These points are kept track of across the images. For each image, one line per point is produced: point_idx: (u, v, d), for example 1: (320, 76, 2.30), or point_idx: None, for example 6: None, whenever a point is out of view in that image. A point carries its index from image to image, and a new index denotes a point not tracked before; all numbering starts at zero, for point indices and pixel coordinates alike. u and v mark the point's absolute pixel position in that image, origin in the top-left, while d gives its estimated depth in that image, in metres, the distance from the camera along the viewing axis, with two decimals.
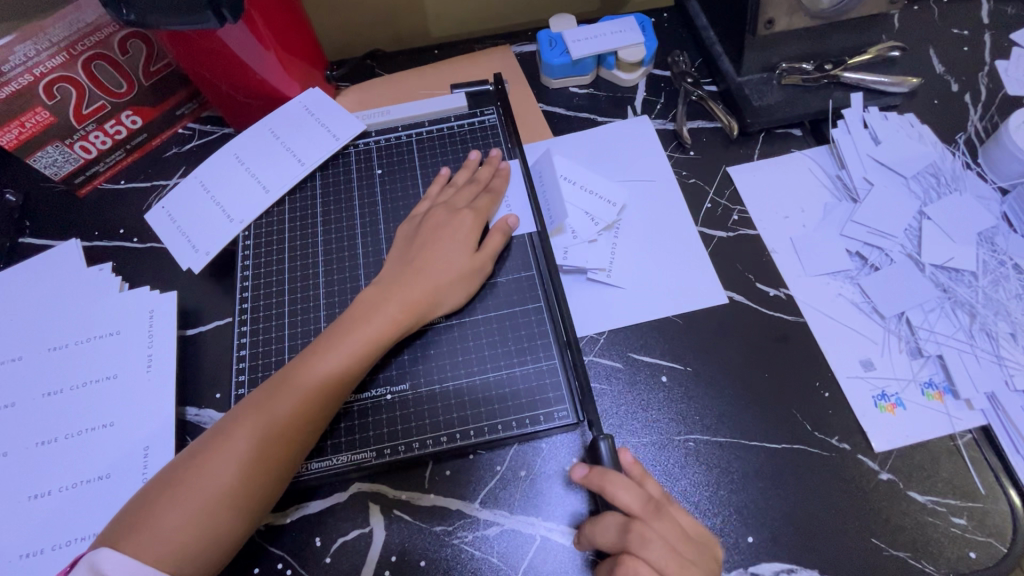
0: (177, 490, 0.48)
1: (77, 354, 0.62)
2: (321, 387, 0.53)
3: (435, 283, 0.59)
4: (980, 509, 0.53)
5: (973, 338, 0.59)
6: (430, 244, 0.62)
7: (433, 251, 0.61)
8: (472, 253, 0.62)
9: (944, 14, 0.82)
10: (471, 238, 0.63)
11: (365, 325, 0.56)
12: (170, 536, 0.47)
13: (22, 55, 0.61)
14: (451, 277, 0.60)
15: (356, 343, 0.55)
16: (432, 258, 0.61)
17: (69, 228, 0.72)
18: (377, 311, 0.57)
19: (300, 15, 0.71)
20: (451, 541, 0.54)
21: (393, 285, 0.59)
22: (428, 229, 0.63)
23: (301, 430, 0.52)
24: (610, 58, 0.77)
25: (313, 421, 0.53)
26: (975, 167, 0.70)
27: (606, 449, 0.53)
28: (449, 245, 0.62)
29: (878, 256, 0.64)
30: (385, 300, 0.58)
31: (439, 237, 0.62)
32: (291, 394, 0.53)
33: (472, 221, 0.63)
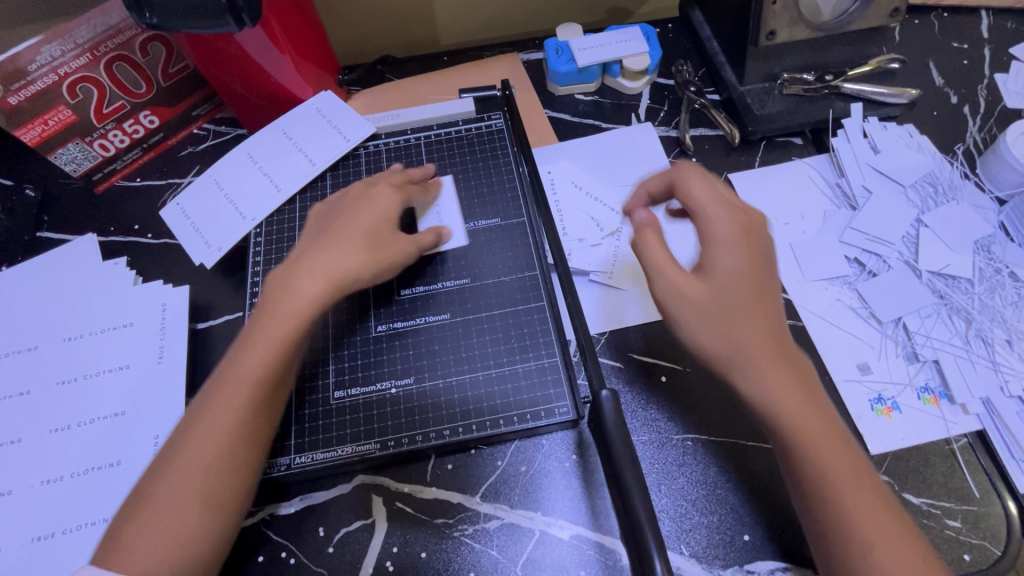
0: (145, 509, 0.45)
1: (91, 345, 0.64)
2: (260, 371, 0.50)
3: (354, 256, 0.55)
4: (975, 512, 0.53)
5: (968, 343, 0.60)
6: (346, 219, 0.58)
7: (350, 224, 0.57)
8: (390, 226, 0.59)
9: (944, 29, 0.84)
10: (390, 213, 0.60)
11: (283, 306, 0.52)
12: (150, 563, 0.43)
13: (48, 55, 0.63)
14: (371, 250, 0.56)
15: (280, 326, 0.51)
16: (348, 231, 0.57)
17: (85, 223, 0.74)
18: (291, 287, 0.53)
19: (315, 21, 0.73)
20: (452, 533, 0.55)
21: (302, 260, 0.55)
22: (343, 209, 0.60)
23: (253, 427, 0.49)
24: (616, 67, 0.79)
25: (262, 415, 0.50)
26: (974, 177, 0.71)
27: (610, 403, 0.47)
28: (364, 219, 0.58)
29: (876, 262, 0.65)
30: (300, 276, 0.53)
31: (356, 212, 0.59)
32: (229, 395, 0.49)
33: (391, 195, 0.61)
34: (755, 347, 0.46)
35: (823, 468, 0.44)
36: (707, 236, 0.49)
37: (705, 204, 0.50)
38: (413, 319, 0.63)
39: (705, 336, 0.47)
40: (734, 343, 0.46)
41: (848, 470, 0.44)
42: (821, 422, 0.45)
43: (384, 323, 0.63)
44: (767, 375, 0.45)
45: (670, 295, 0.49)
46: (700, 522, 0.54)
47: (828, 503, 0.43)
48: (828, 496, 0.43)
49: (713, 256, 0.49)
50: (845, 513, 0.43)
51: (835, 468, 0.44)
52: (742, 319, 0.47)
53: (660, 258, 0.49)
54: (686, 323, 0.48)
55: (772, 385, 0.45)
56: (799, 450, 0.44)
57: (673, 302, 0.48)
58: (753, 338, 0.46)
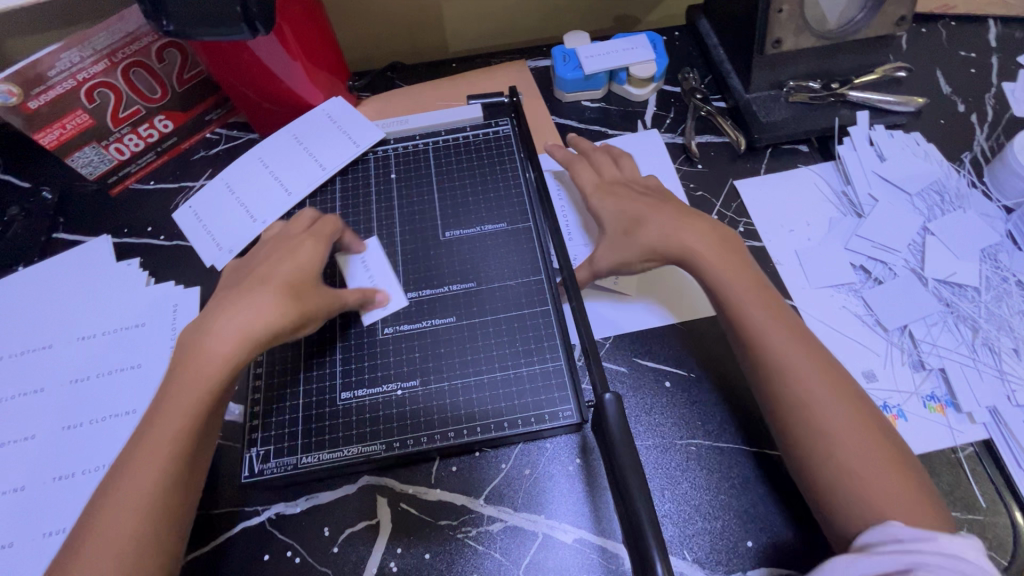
0: None
1: (104, 344, 0.65)
2: (171, 444, 0.49)
3: (264, 316, 0.53)
4: (981, 522, 0.53)
5: (975, 352, 0.60)
6: (262, 277, 0.56)
7: (266, 282, 0.55)
8: (310, 280, 0.57)
9: (951, 37, 0.84)
10: (313, 266, 0.59)
11: (194, 371, 0.51)
12: None
13: (67, 62, 0.65)
14: (286, 307, 0.54)
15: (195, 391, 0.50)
16: (265, 287, 0.55)
17: (100, 225, 0.76)
18: (204, 351, 0.51)
19: (327, 28, 0.75)
20: (456, 535, 0.55)
21: (213, 322, 0.53)
22: (261, 267, 0.57)
23: (171, 500, 0.48)
24: (622, 74, 0.80)
25: (178, 489, 0.49)
26: (981, 185, 0.71)
27: (613, 405, 0.47)
28: (282, 274, 0.56)
29: (882, 269, 0.65)
30: (211, 338, 0.51)
31: (275, 267, 0.57)
32: (145, 463, 0.48)
33: (313, 248, 0.60)
34: (768, 308, 0.57)
35: (817, 396, 0.51)
36: (620, 214, 0.65)
37: (603, 203, 0.66)
38: (420, 322, 0.64)
39: (726, 289, 0.58)
40: (743, 296, 0.57)
41: (843, 401, 0.51)
42: (826, 365, 0.53)
43: (391, 326, 0.64)
44: (771, 322, 0.55)
45: (689, 251, 0.60)
46: (704, 527, 0.54)
47: (820, 430, 0.50)
48: (819, 424, 0.50)
49: (614, 230, 0.64)
50: (834, 438, 0.50)
51: (830, 401, 0.51)
52: (754, 283, 0.58)
53: (681, 224, 0.62)
54: (715, 278, 0.59)
55: (776, 330, 0.55)
56: (799, 380, 0.52)
57: (693, 258, 0.60)
58: (760, 298, 0.57)
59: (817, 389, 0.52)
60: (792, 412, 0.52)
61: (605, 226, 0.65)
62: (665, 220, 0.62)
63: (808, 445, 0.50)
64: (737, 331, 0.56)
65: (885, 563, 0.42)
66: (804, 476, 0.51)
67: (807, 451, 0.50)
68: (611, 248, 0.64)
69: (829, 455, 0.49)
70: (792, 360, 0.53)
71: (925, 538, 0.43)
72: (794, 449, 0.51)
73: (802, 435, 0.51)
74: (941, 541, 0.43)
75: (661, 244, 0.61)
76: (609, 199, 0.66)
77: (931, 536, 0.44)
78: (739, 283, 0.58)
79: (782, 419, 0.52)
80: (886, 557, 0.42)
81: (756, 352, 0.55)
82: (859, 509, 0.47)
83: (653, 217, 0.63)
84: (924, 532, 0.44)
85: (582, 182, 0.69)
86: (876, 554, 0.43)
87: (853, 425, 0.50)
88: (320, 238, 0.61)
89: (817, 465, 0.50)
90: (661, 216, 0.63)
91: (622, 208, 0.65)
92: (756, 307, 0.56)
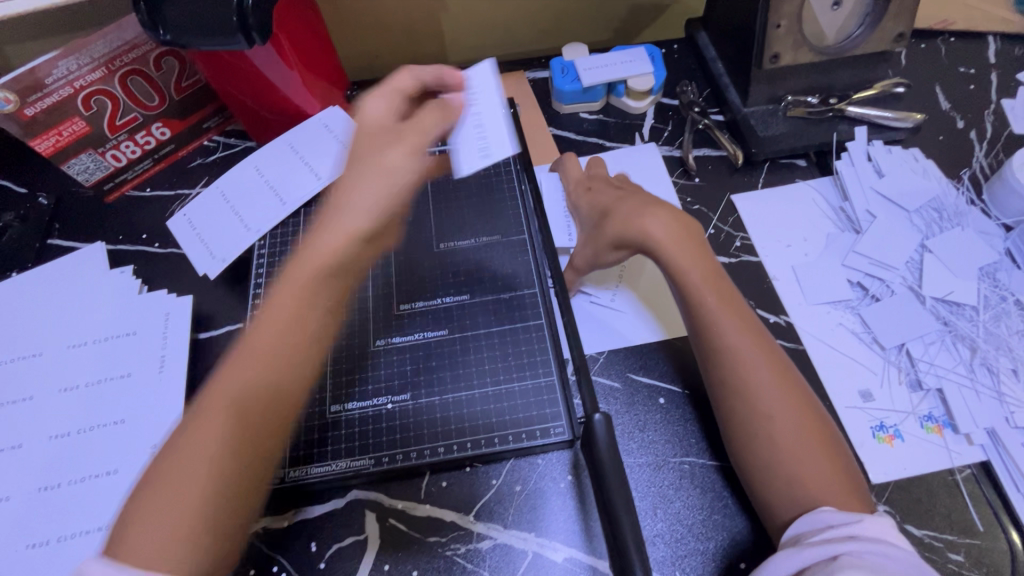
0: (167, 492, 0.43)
1: (94, 352, 0.65)
2: (233, 402, 0.45)
3: (292, 337, 0.48)
4: (979, 547, 0.52)
5: (973, 372, 0.59)
6: (346, 163, 0.53)
7: (359, 174, 0.52)
8: (392, 127, 0.55)
9: (950, 53, 0.84)
10: (391, 115, 0.56)
11: (288, 281, 0.49)
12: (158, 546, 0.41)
13: (64, 69, 0.64)
14: (318, 309, 0.49)
15: (217, 430, 0.44)
16: (285, 301, 0.48)
17: (95, 231, 0.76)
18: (224, 385, 0.46)
19: (326, 38, 0.75)
20: (444, 552, 0.54)
21: (237, 359, 0.47)
22: (355, 145, 0.55)
23: (275, 420, 0.46)
24: (620, 87, 0.80)
25: (275, 403, 0.46)
26: (979, 203, 0.70)
27: (601, 425, 0.48)
28: (363, 136, 0.54)
29: (879, 287, 0.65)
30: (241, 374, 0.46)
31: (371, 145, 0.53)
32: (171, 506, 0.42)
33: (386, 108, 0.56)
34: (719, 298, 0.57)
35: (758, 387, 0.53)
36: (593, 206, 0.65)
37: (579, 201, 0.68)
38: (411, 335, 0.63)
39: (683, 276, 0.58)
40: (696, 287, 0.57)
41: (783, 393, 0.52)
42: (770, 357, 0.54)
43: (382, 339, 0.63)
44: (723, 314, 0.56)
45: (648, 234, 0.59)
46: (696, 548, 0.53)
47: (761, 419, 0.52)
48: (760, 415, 0.52)
49: (588, 222, 0.66)
50: (774, 428, 0.51)
51: (771, 392, 0.52)
52: (709, 271, 0.58)
53: (642, 209, 0.61)
54: (672, 262, 0.58)
55: (725, 322, 0.55)
56: (744, 370, 0.53)
57: (651, 240, 0.59)
58: (712, 288, 0.57)
59: (761, 377, 0.53)
60: (736, 401, 0.53)
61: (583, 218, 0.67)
62: (626, 207, 0.62)
63: (749, 433, 0.52)
64: (690, 314, 0.57)
65: (818, 553, 0.44)
66: (743, 462, 0.52)
67: (749, 435, 0.52)
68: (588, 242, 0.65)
69: (770, 442, 0.51)
70: (738, 351, 0.54)
71: (850, 521, 0.46)
72: (736, 436, 0.53)
73: (747, 424, 0.52)
74: (864, 523, 0.45)
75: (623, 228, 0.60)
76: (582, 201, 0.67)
77: (856, 518, 0.46)
78: (694, 270, 0.58)
79: (725, 408, 0.54)
80: (818, 548, 0.44)
81: (705, 341, 0.55)
82: (787, 493, 0.50)
83: (618, 203, 0.63)
84: (850, 515, 0.46)
85: (570, 183, 0.71)
86: (811, 545, 0.45)
87: (793, 414, 0.52)
88: (409, 145, 0.53)
89: (759, 454, 0.51)
90: (621, 203, 0.63)
91: (596, 201, 0.66)
92: (708, 296, 0.57)
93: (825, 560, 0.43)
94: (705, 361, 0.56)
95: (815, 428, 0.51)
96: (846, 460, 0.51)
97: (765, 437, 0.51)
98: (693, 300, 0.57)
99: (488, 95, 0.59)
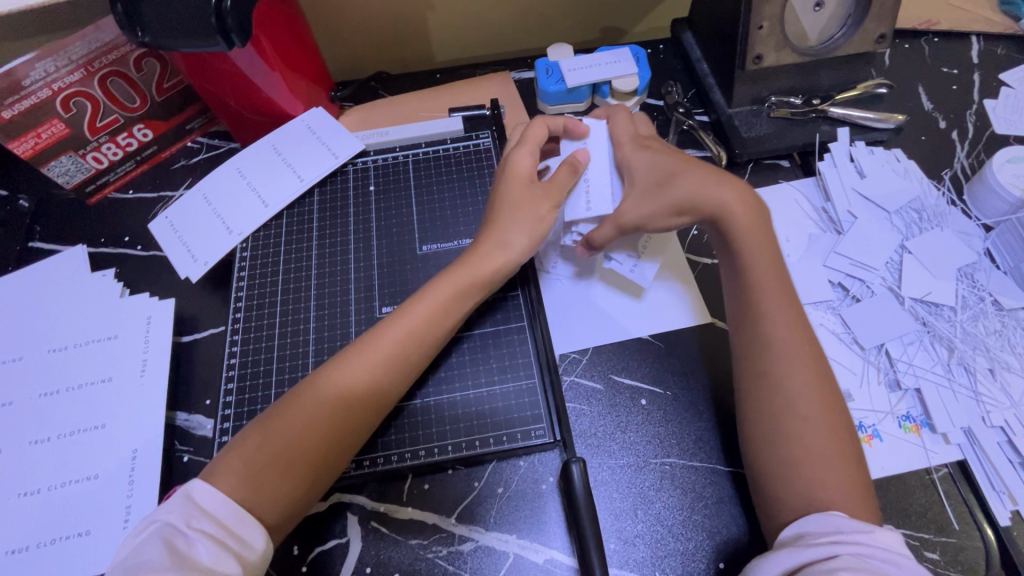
0: (265, 432, 0.51)
1: (75, 356, 0.64)
2: (362, 385, 0.53)
3: (405, 356, 0.55)
4: (954, 545, 0.52)
5: (951, 371, 0.60)
6: (505, 206, 0.62)
7: (508, 218, 0.61)
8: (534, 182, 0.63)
9: (934, 53, 0.84)
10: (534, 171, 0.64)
11: (426, 312, 0.57)
12: (239, 479, 0.48)
13: (42, 71, 0.64)
14: (429, 328, 0.57)
15: (314, 412, 0.51)
16: (418, 322, 0.57)
17: (77, 234, 0.75)
18: (328, 381, 0.53)
19: (308, 38, 0.74)
20: (425, 555, 0.55)
21: (344, 361, 0.54)
22: (505, 191, 0.63)
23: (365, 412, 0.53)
24: (605, 87, 0.80)
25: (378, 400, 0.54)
26: (960, 204, 0.71)
27: (579, 476, 0.53)
28: (519, 184, 0.63)
29: (860, 287, 0.65)
30: (344, 375, 0.53)
31: (520, 202, 0.62)
32: (282, 444, 0.50)
33: (568, 172, 0.62)
34: (780, 288, 0.55)
35: (795, 382, 0.51)
36: (653, 168, 0.62)
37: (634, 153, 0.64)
38: None
39: (750, 264, 0.57)
40: (759, 276, 0.56)
41: (817, 393, 0.50)
42: (814, 358, 0.52)
43: None
44: (777, 303, 0.54)
45: (722, 207, 0.58)
46: (676, 548, 0.54)
47: (792, 416, 0.50)
48: (788, 409, 0.50)
49: (643, 182, 0.62)
50: (799, 426, 0.49)
51: (808, 388, 0.51)
52: (777, 266, 0.57)
53: (718, 187, 0.59)
54: (745, 248, 0.57)
55: (780, 310, 0.54)
56: (782, 363, 0.52)
57: (725, 219, 0.58)
58: (776, 279, 0.56)
59: (795, 372, 0.51)
60: (766, 388, 0.52)
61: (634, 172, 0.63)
62: (696, 184, 0.60)
63: (772, 423, 0.50)
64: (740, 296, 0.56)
65: (819, 553, 0.43)
66: (753, 458, 0.51)
67: (776, 430, 0.50)
68: (642, 197, 0.61)
69: (795, 439, 0.49)
70: (784, 343, 0.53)
71: (862, 530, 0.43)
72: (756, 424, 0.51)
73: (770, 414, 0.51)
74: (876, 535, 0.43)
75: (693, 201, 0.59)
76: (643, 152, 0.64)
77: (871, 529, 0.43)
78: (761, 262, 0.57)
79: (754, 395, 0.52)
80: (819, 546, 0.43)
81: (756, 326, 0.54)
82: (792, 501, 0.48)
83: (685, 175, 0.61)
84: (862, 525, 0.44)
85: (617, 132, 0.66)
86: (812, 544, 0.44)
87: (821, 418, 0.49)
88: (552, 201, 0.62)
89: (772, 445, 0.50)
90: (688, 177, 0.60)
91: (657, 160, 0.63)
92: (770, 284, 0.55)
93: (824, 559, 0.42)
94: (742, 343, 0.55)
95: (840, 437, 0.49)
96: (862, 475, 0.49)
97: (781, 430, 0.50)
98: (752, 286, 0.56)
99: (603, 164, 0.66)
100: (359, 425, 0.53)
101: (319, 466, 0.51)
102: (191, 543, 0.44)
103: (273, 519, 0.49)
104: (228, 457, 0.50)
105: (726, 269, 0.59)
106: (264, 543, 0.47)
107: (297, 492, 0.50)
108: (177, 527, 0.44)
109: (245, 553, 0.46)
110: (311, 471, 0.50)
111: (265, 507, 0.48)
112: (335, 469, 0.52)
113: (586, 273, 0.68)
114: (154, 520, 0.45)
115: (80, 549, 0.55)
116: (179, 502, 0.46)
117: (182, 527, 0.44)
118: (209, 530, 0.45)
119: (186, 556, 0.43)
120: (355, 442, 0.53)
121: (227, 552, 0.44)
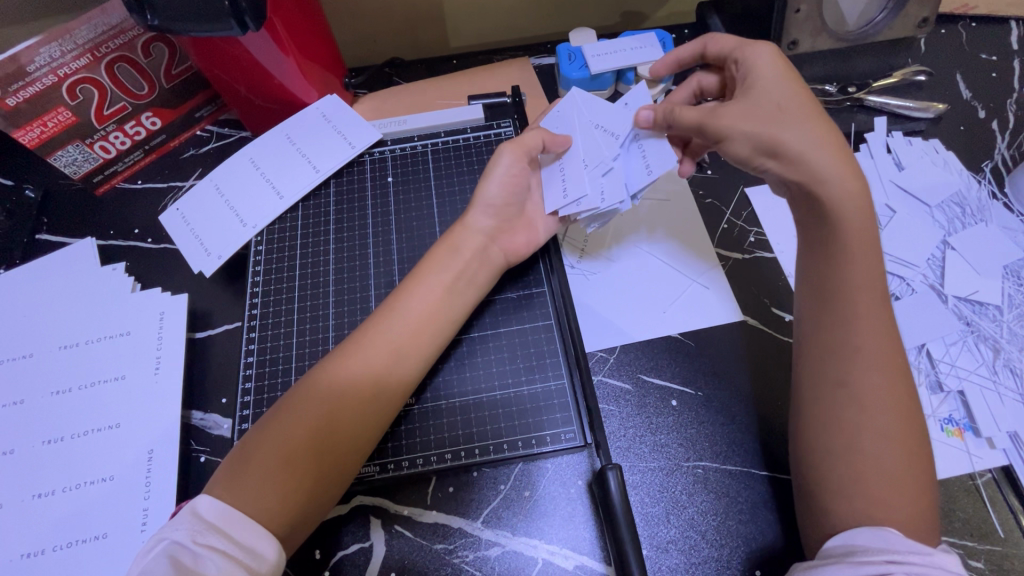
0: (271, 431, 0.49)
1: (87, 353, 0.62)
2: (366, 378, 0.52)
3: (408, 348, 0.55)
4: (1000, 553, 0.50)
5: (995, 374, 0.58)
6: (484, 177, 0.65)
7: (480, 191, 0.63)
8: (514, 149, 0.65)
9: (972, 39, 0.80)
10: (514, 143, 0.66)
11: (425, 304, 0.57)
12: (249, 480, 0.46)
13: (47, 56, 0.61)
14: (430, 315, 0.57)
15: (325, 400, 0.51)
16: (419, 315, 0.56)
17: (85, 227, 0.73)
18: (334, 373, 0.52)
19: (321, 21, 0.71)
20: (452, 560, 0.53)
21: (348, 353, 0.54)
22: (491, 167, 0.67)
23: (373, 408, 0.52)
24: (629, 74, 0.76)
25: (383, 393, 0.53)
26: (1002, 197, 0.68)
27: (615, 483, 0.51)
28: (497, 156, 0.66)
29: (900, 285, 0.63)
30: (349, 367, 0.53)
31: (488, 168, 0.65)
32: (287, 439, 0.48)
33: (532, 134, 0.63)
34: (877, 291, 0.50)
35: (874, 395, 0.47)
36: (768, 95, 0.55)
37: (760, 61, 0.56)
38: None
39: (851, 257, 0.50)
40: (861, 276, 0.50)
41: (895, 412, 0.47)
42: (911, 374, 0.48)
43: None
44: (867, 307, 0.49)
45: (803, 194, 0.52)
46: (711, 555, 0.52)
47: (856, 432, 0.47)
48: (852, 421, 0.47)
49: (762, 101, 0.54)
50: (865, 441, 0.46)
51: (885, 402, 0.47)
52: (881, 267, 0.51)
53: (831, 156, 0.52)
54: (826, 238, 0.52)
55: (868, 312, 0.49)
56: (861, 375, 0.48)
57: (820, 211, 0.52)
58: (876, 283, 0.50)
59: (872, 379, 0.48)
60: (838, 396, 0.48)
61: (755, 90, 0.55)
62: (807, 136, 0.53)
63: (838, 434, 0.47)
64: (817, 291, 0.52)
65: (874, 571, 0.40)
66: (810, 474, 0.48)
67: (832, 443, 0.47)
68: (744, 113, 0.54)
69: (864, 455, 0.46)
70: (868, 351, 0.48)
71: (921, 552, 0.41)
72: (816, 432, 0.48)
73: (837, 425, 0.48)
74: (935, 558, 0.41)
75: (796, 156, 0.52)
76: (775, 73, 0.56)
77: (928, 550, 0.41)
78: (861, 255, 0.51)
79: (823, 402, 0.49)
80: (874, 563, 0.40)
81: (832, 332, 0.50)
82: (836, 507, 0.46)
83: (805, 122, 0.53)
84: (919, 545, 0.41)
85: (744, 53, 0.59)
86: (864, 560, 0.41)
87: (896, 438, 0.46)
88: (513, 151, 0.61)
89: (829, 460, 0.47)
90: (804, 123, 0.53)
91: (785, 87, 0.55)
92: (864, 286, 0.50)
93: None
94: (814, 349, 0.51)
95: (910, 461, 0.46)
96: (927, 496, 0.45)
97: (848, 445, 0.47)
98: (840, 279, 0.51)
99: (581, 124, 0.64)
100: (369, 413, 0.52)
101: (330, 462, 0.49)
102: (199, 559, 0.41)
103: (286, 523, 0.46)
104: (237, 460, 0.48)
105: (807, 256, 0.54)
106: (276, 553, 0.44)
107: (310, 491, 0.48)
108: (183, 544, 0.42)
109: (254, 565, 0.43)
110: (321, 468, 0.49)
111: (275, 510, 0.46)
112: (347, 467, 0.51)
113: (587, 254, 0.68)
114: (161, 539, 0.43)
115: (97, 553, 0.53)
116: (185, 518, 0.44)
117: (189, 542, 0.42)
118: (215, 545, 0.42)
119: (192, 573, 0.40)
120: (366, 435, 0.52)
121: (235, 566, 0.42)
